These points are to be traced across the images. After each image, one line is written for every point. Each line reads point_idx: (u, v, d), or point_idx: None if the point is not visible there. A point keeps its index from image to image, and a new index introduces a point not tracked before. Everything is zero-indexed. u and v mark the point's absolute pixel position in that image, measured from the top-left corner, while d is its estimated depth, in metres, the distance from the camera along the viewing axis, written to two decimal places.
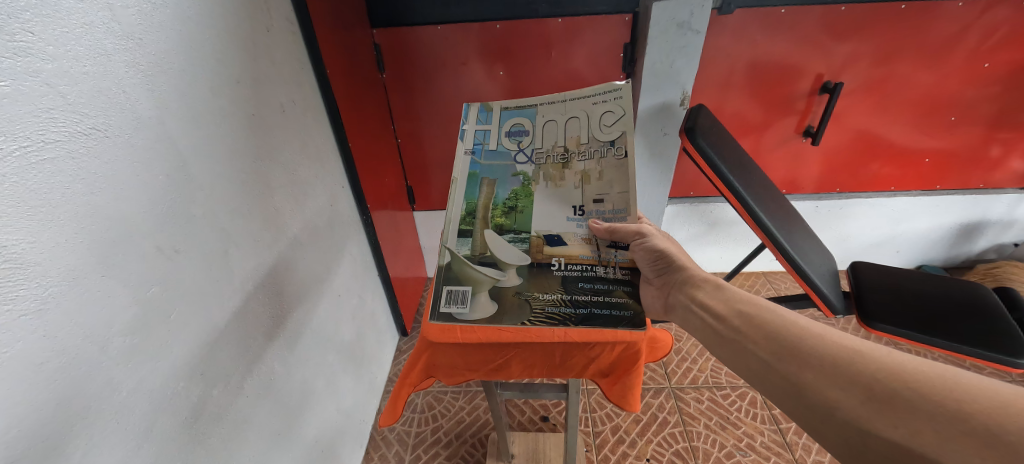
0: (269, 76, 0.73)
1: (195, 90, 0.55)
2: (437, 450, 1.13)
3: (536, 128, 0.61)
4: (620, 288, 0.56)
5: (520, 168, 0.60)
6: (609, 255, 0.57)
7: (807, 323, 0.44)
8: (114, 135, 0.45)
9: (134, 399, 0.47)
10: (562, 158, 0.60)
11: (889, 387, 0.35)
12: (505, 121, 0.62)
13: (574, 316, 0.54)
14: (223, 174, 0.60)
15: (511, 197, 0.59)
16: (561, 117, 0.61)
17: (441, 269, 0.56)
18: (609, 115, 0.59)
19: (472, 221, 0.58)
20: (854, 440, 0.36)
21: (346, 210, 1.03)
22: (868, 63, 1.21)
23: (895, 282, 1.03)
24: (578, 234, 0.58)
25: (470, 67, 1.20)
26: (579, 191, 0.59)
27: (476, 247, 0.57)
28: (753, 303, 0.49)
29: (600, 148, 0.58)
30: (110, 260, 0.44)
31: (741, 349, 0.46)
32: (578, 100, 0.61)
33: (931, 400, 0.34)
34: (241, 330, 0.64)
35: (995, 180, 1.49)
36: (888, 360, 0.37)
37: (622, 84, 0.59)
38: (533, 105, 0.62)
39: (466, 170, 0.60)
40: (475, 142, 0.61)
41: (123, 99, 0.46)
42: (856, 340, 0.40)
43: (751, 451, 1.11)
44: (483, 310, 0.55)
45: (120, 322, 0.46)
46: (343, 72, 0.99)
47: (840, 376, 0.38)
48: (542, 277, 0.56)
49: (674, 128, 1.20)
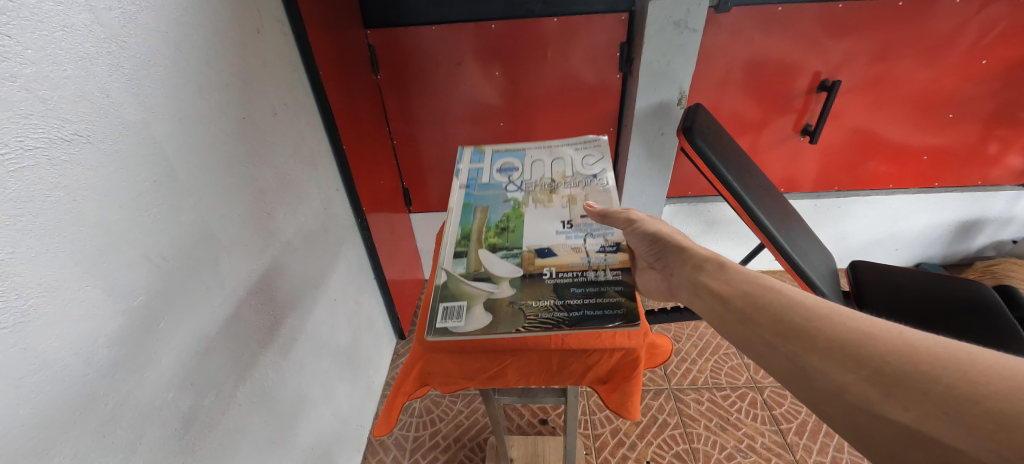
0: (260, 79, 0.72)
1: (181, 93, 0.54)
2: (435, 454, 1.12)
3: (525, 166, 0.71)
4: (612, 287, 0.53)
5: (510, 195, 0.66)
6: (598, 259, 0.56)
7: (811, 297, 0.38)
8: (97, 141, 0.44)
9: (121, 411, 0.46)
10: (549, 187, 0.66)
11: (901, 369, 0.30)
12: (496, 163, 0.72)
13: (568, 318, 0.50)
14: (212, 179, 0.59)
15: (503, 219, 0.62)
16: (546, 159, 0.72)
17: (436, 288, 0.54)
18: (589, 157, 0.71)
19: (467, 242, 0.59)
20: (863, 427, 0.31)
21: (340, 213, 1.02)
22: (866, 60, 1.20)
23: (893, 282, 1.02)
24: (567, 244, 0.58)
25: (466, 68, 1.19)
26: (568, 209, 0.63)
27: (471, 266, 0.56)
28: (755, 278, 0.43)
29: (583, 179, 0.67)
30: (94, 268, 0.43)
31: (738, 329, 0.40)
32: (559, 148, 0.74)
33: (948, 382, 0.28)
34: (233, 337, 0.63)
35: (993, 177, 1.48)
36: (900, 340, 0.32)
37: (597, 138, 0.74)
38: (522, 151, 0.74)
39: (461, 200, 0.65)
40: (470, 178, 0.69)
41: (106, 104, 0.45)
42: (867, 318, 0.35)
43: (752, 452, 1.10)
44: (476, 322, 0.50)
45: (105, 332, 0.44)
46: (337, 74, 0.98)
47: (848, 356, 0.32)
48: (535, 285, 0.54)
49: (672, 127, 1.20)
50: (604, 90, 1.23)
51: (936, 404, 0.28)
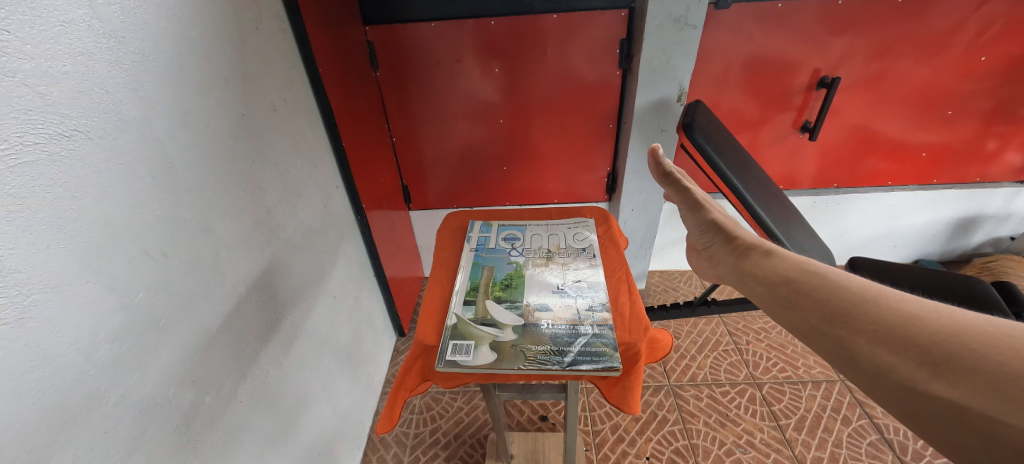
0: (259, 76, 0.71)
1: (180, 90, 0.54)
2: (436, 451, 1.12)
3: (526, 236, 0.70)
4: (596, 339, 0.50)
5: (514, 258, 0.65)
6: (585, 316, 0.54)
7: (860, 286, 0.43)
8: (97, 137, 0.43)
9: (122, 408, 0.46)
10: (545, 254, 0.66)
11: (948, 350, 0.35)
12: (501, 231, 0.72)
13: (562, 362, 0.47)
14: (212, 175, 0.59)
15: (507, 278, 0.61)
16: (545, 232, 0.71)
17: (447, 330, 0.53)
18: (581, 234, 0.70)
19: (474, 293, 0.58)
20: (908, 400, 0.35)
21: (340, 211, 1.02)
22: (865, 57, 1.20)
23: (892, 278, 1.03)
24: (560, 301, 0.56)
25: (465, 65, 1.19)
26: (562, 274, 0.61)
27: (479, 312, 0.55)
28: (801, 267, 0.49)
29: (577, 252, 0.66)
30: (94, 264, 0.43)
31: (788, 313, 0.46)
32: (556, 225, 0.73)
33: (993, 362, 0.33)
34: (233, 335, 0.63)
35: (991, 174, 1.49)
36: (948, 324, 0.37)
37: (589, 220, 0.74)
38: (523, 224, 0.73)
39: (469, 260, 0.65)
40: (478, 243, 0.69)
41: (105, 100, 0.44)
42: (912, 304, 0.39)
43: (751, 448, 1.11)
44: (483, 358, 0.49)
45: (105, 328, 0.44)
46: (336, 71, 0.98)
47: (895, 339, 0.38)
48: (535, 332, 0.52)
49: (671, 124, 1.19)
50: (604, 87, 1.23)
51: (977, 380, 0.33)
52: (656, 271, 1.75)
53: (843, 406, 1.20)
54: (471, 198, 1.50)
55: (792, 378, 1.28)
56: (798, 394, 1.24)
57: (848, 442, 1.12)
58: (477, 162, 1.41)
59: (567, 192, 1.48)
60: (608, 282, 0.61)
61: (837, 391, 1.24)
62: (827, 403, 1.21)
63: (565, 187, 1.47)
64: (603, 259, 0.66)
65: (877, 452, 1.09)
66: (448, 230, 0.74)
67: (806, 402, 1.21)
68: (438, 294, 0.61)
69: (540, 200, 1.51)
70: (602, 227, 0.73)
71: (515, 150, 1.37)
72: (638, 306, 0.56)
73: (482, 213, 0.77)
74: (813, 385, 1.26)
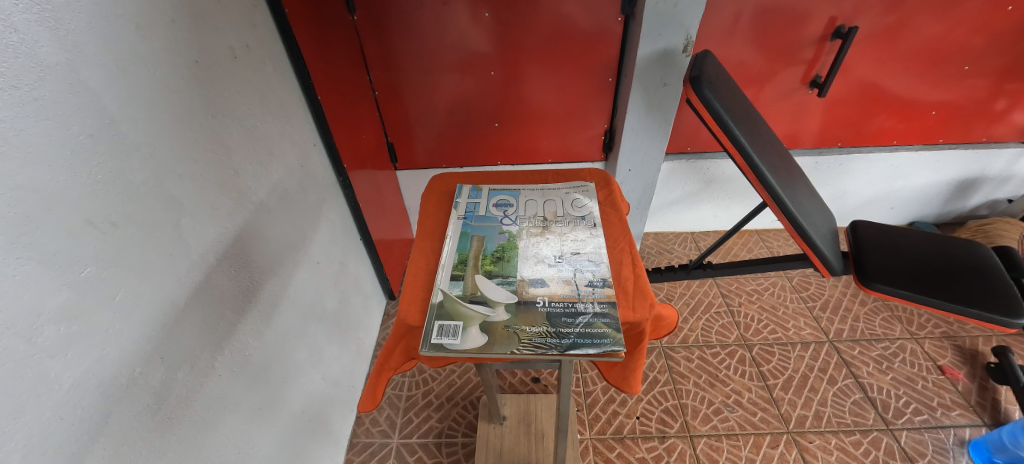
0: (214, 16, 0.62)
1: (112, 30, 0.46)
2: (428, 413, 1.13)
3: (520, 202, 0.65)
4: (598, 319, 0.47)
5: (507, 228, 0.60)
6: (585, 292, 0.50)
7: None
8: (8, 86, 0.36)
9: (79, 393, 0.42)
10: (541, 224, 0.61)
11: None
12: (492, 197, 0.67)
13: (559, 345, 0.44)
14: (163, 133, 0.52)
15: (499, 249, 0.57)
16: (540, 198, 0.66)
17: (433, 308, 0.49)
18: (579, 200, 0.65)
19: (463, 267, 0.54)
20: None
21: (319, 171, 0.95)
22: (886, 5, 1.11)
23: (893, 242, 1.01)
24: (559, 276, 0.52)
25: (453, 8, 1.07)
26: (557, 245, 0.57)
27: (468, 288, 0.51)
28: None
29: (574, 221, 0.62)
30: (25, 237, 0.37)
31: None
32: (553, 190, 0.68)
33: None
34: (206, 307, 0.59)
35: (997, 134, 1.44)
36: None
37: (587, 183, 0.69)
38: (517, 189, 0.68)
39: (458, 230, 0.60)
40: (467, 210, 0.64)
41: (16, 41, 0.36)
42: None
43: (738, 407, 1.13)
44: (471, 341, 0.45)
45: (48, 307, 0.39)
46: (307, 14, 0.88)
47: None
48: (530, 311, 0.48)
49: (675, 78, 1.11)
50: (603, 37, 1.13)
51: None
52: (650, 233, 1.73)
53: (830, 366, 1.23)
54: (460, 157, 1.43)
55: (782, 339, 1.30)
56: (787, 355, 1.26)
57: (833, 400, 1.15)
58: (468, 119, 1.32)
59: (562, 151, 1.42)
60: (610, 253, 0.57)
61: (825, 352, 1.26)
62: (815, 364, 1.23)
63: (560, 145, 1.40)
64: (604, 228, 0.61)
65: (861, 410, 1.12)
66: (434, 194, 0.69)
67: (795, 363, 1.24)
68: (424, 263, 0.57)
69: (533, 159, 1.44)
70: (602, 192, 0.68)
71: (507, 106, 1.29)
72: (643, 281, 0.53)
73: (471, 175, 0.72)
74: (802, 346, 1.28)
